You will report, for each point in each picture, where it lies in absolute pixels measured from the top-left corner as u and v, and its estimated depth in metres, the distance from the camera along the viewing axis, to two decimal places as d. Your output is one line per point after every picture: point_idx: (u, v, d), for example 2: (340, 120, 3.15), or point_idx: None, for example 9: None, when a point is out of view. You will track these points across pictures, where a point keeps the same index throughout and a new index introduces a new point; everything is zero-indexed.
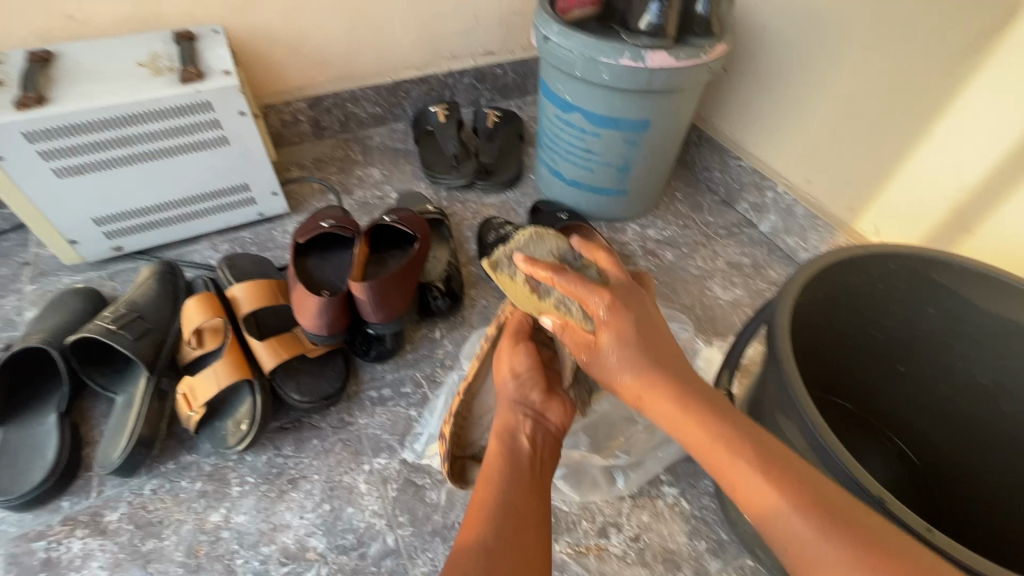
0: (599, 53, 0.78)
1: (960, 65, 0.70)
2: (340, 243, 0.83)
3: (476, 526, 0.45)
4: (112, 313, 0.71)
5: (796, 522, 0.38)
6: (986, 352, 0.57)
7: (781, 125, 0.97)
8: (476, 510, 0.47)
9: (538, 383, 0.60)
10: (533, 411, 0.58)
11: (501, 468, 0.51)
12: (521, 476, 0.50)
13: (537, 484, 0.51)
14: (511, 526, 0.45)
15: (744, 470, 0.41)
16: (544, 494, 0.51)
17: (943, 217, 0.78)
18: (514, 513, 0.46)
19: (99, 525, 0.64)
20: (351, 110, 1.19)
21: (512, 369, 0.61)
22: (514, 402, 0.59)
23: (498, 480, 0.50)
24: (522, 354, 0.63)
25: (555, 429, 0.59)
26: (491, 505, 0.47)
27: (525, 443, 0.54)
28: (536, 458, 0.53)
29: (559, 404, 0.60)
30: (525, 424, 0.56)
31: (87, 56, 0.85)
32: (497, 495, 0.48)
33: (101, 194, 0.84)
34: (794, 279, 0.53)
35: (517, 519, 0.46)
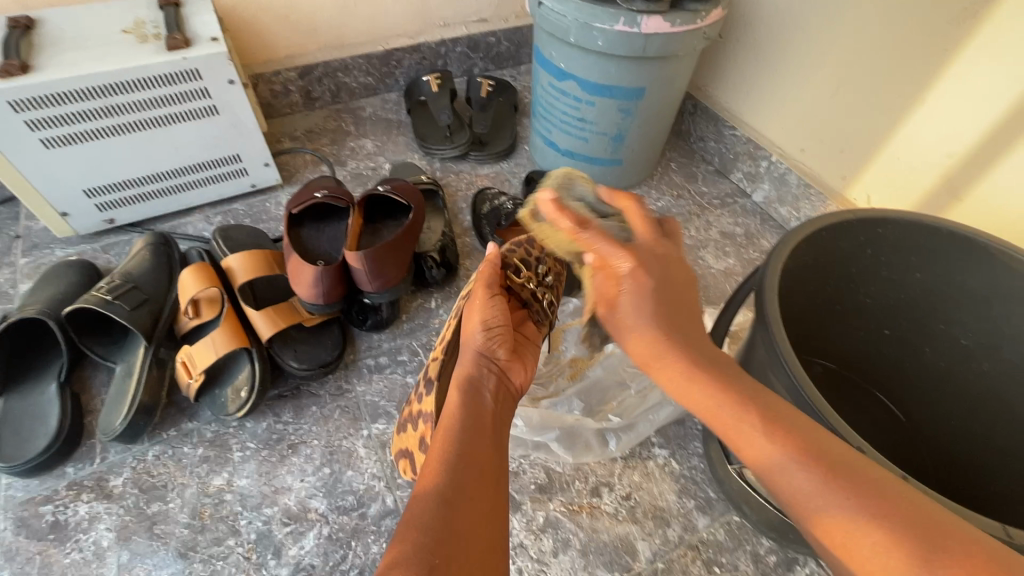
0: (593, 18, 0.77)
1: (955, 30, 0.70)
2: (335, 213, 0.83)
3: (433, 477, 0.42)
4: (107, 284, 0.71)
5: (806, 482, 0.36)
6: (969, 314, 0.58)
7: (776, 93, 0.96)
8: (432, 461, 0.44)
9: (504, 338, 0.58)
10: (496, 365, 0.56)
11: (462, 419, 0.48)
12: (480, 429, 0.48)
13: (494, 438, 0.49)
14: (469, 476, 0.42)
15: (752, 427, 0.40)
16: (501, 446, 0.49)
17: (934, 184, 0.79)
18: (472, 464, 0.43)
19: (104, 489, 0.66)
20: (342, 79, 1.17)
21: (481, 320, 0.58)
22: (481, 354, 0.56)
23: (457, 430, 0.47)
24: (491, 306, 0.59)
25: (515, 389, 0.57)
26: (450, 454, 0.44)
27: (487, 398, 0.52)
28: (496, 413, 0.52)
29: (521, 365, 0.59)
30: (488, 380, 0.54)
31: (70, 22, 0.83)
32: (456, 444, 0.45)
33: (91, 165, 0.83)
34: (784, 242, 0.53)
35: (478, 469, 0.43)
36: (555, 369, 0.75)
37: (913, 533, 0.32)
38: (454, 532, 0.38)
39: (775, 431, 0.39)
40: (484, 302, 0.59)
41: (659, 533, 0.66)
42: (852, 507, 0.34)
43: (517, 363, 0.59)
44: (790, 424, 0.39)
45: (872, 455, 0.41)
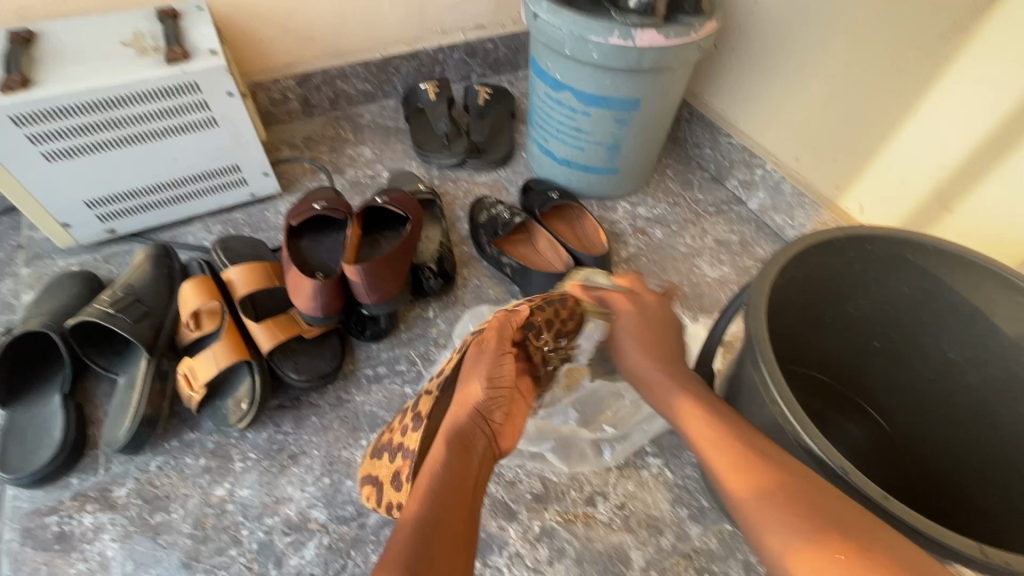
0: (588, 31, 0.77)
1: (946, 44, 0.71)
2: (333, 224, 0.84)
3: (405, 539, 0.44)
4: (109, 297, 0.72)
5: (781, 511, 0.41)
6: (956, 328, 0.59)
7: (771, 102, 0.97)
8: (406, 524, 0.45)
9: (503, 400, 0.58)
10: (490, 428, 0.57)
11: (444, 478, 0.50)
12: (461, 493, 0.49)
13: (474, 503, 0.50)
14: (438, 544, 0.44)
15: (738, 458, 0.46)
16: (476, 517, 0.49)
17: (925, 196, 0.80)
18: (444, 530, 0.45)
19: (108, 500, 0.67)
20: (340, 87, 1.18)
21: (485, 376, 0.58)
22: (476, 412, 0.56)
23: (437, 490, 0.48)
24: (497, 363, 0.60)
25: (501, 450, 0.58)
26: (425, 518, 0.45)
27: (474, 460, 0.53)
28: (478, 481, 0.52)
29: (511, 429, 0.60)
30: (478, 439, 0.55)
31: (70, 34, 0.83)
32: (431, 508, 0.47)
33: (92, 177, 0.84)
34: (774, 260, 0.54)
35: (445, 540, 0.44)
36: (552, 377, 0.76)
37: (844, 543, 0.38)
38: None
39: (744, 462, 0.45)
40: (494, 360, 0.60)
41: (652, 542, 0.67)
42: (804, 530, 0.40)
43: (508, 426, 0.59)
44: (764, 455, 0.45)
45: (854, 475, 0.42)
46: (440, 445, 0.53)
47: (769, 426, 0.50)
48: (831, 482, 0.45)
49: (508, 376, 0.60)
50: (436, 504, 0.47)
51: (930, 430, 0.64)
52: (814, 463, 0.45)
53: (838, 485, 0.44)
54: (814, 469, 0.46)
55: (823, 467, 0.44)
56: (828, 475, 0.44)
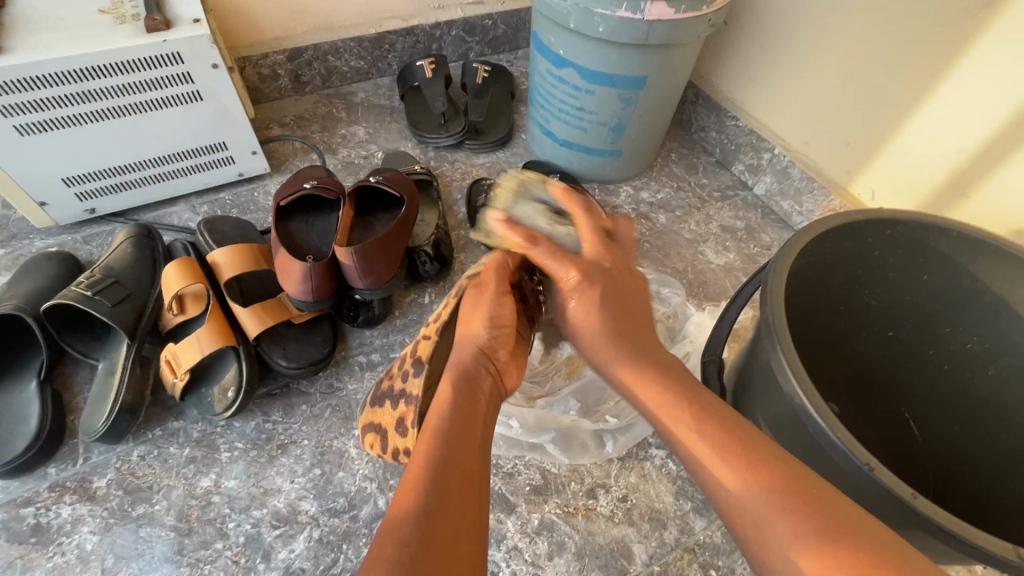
0: (594, 3, 0.73)
1: (969, 20, 0.67)
2: (324, 205, 0.80)
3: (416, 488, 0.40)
4: (88, 279, 0.68)
5: (763, 507, 0.38)
6: (977, 317, 0.57)
7: (781, 83, 0.93)
8: (418, 468, 0.41)
9: (507, 340, 0.56)
10: (493, 368, 0.53)
11: (453, 419, 0.46)
12: (472, 434, 0.46)
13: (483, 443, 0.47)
14: (452, 485, 0.41)
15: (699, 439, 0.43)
16: (487, 450, 0.47)
17: (942, 181, 0.77)
18: (460, 473, 0.41)
19: (87, 491, 0.64)
20: (333, 63, 1.13)
21: (487, 317, 0.55)
22: (478, 354, 0.53)
23: (447, 430, 0.45)
24: (500, 303, 0.56)
25: (506, 390, 0.56)
26: (436, 458, 0.42)
27: (482, 399, 0.50)
28: (488, 417, 0.49)
29: (515, 367, 0.57)
30: (485, 381, 0.52)
31: (43, 0, 0.78)
32: (441, 452, 0.43)
33: (69, 154, 0.80)
34: (792, 243, 0.51)
35: (458, 479, 0.41)
36: (551, 366, 0.73)
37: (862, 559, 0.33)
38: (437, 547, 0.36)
39: (727, 451, 0.41)
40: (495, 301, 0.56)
41: (655, 536, 0.65)
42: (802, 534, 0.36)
43: (514, 365, 0.56)
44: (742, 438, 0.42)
45: (880, 472, 0.40)
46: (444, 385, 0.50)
47: (787, 417, 0.48)
48: (854, 478, 0.42)
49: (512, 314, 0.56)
50: (449, 446, 0.43)
51: (945, 422, 0.62)
52: (836, 457, 0.42)
53: (863, 482, 0.41)
54: (837, 465, 0.43)
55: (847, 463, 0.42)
56: (851, 470, 0.42)
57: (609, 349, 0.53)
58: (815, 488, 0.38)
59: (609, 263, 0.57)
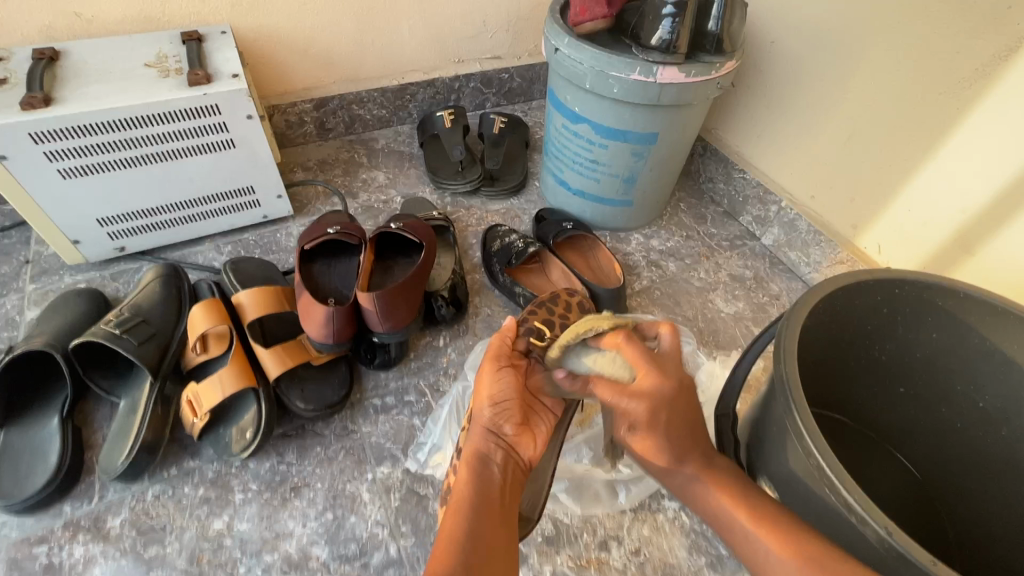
0: (610, 67, 0.78)
1: (966, 89, 0.71)
2: (346, 250, 0.83)
3: (445, 566, 0.42)
4: (116, 317, 0.70)
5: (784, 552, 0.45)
6: (987, 378, 0.58)
7: (786, 140, 0.97)
8: (444, 546, 0.44)
9: (517, 411, 0.58)
10: (504, 444, 0.55)
11: (473, 501, 0.49)
12: (491, 513, 0.48)
13: (505, 523, 0.49)
14: (480, 568, 0.43)
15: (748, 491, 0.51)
16: (511, 527, 0.49)
17: (946, 239, 0.79)
18: (485, 551, 0.44)
19: (101, 530, 0.64)
20: (356, 112, 1.19)
21: (490, 393, 0.57)
22: (487, 431, 0.56)
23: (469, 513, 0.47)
24: (500, 377, 0.59)
25: (524, 463, 0.57)
26: (461, 540, 0.44)
27: (495, 477, 0.52)
28: (504, 494, 0.51)
29: (530, 438, 0.58)
30: (495, 459, 0.54)
31: (94, 54, 0.84)
32: (466, 534, 0.45)
33: (106, 195, 0.84)
34: (802, 302, 0.53)
35: (484, 556, 0.44)
36: None
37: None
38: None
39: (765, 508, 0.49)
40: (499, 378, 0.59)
41: None
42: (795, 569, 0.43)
43: (526, 435, 0.58)
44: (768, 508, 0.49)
45: (898, 536, 0.40)
46: (463, 467, 0.52)
47: (802, 476, 0.48)
48: (871, 541, 0.42)
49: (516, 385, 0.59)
50: (471, 527, 0.46)
51: (961, 483, 0.62)
52: (853, 520, 0.43)
53: (880, 547, 0.41)
54: (853, 527, 0.43)
55: (864, 526, 0.42)
56: (867, 534, 0.42)
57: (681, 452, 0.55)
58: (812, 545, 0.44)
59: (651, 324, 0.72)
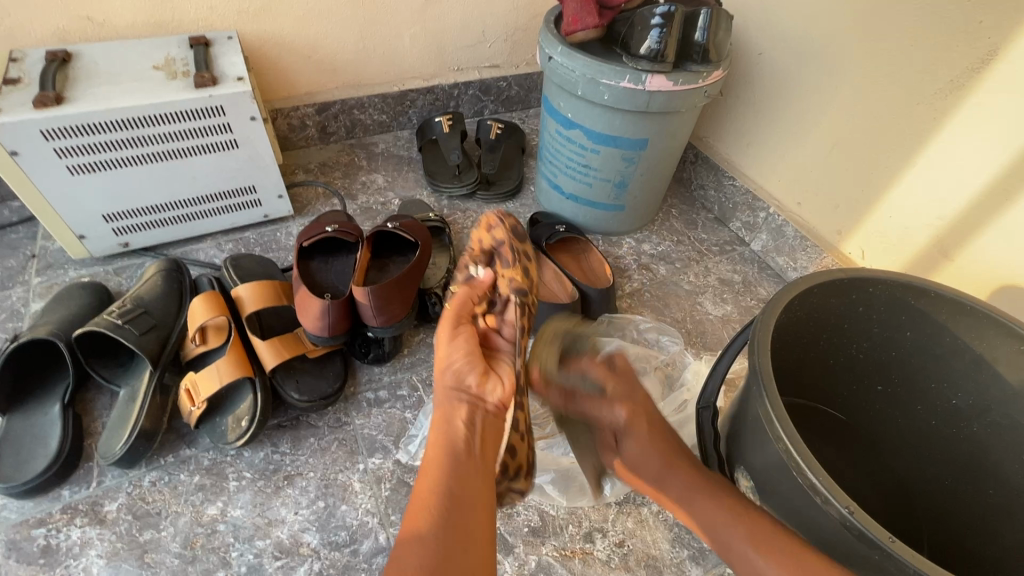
0: (601, 74, 0.81)
1: (942, 100, 0.74)
2: (343, 248, 0.85)
3: (421, 517, 0.47)
4: (118, 308, 0.73)
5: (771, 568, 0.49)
6: (960, 375, 0.60)
7: (774, 148, 1.00)
8: (419, 498, 0.48)
9: (475, 361, 0.59)
10: (469, 395, 0.57)
11: (446, 453, 0.52)
12: (459, 465, 0.51)
13: (482, 468, 0.52)
14: (443, 520, 0.46)
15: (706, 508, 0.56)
16: (479, 472, 0.52)
17: (925, 244, 0.82)
18: (446, 503, 0.48)
19: (98, 514, 0.66)
20: (357, 117, 1.22)
21: (444, 354, 0.59)
22: (451, 388, 0.57)
23: (442, 465, 0.51)
24: (455, 339, 0.60)
25: (504, 404, 0.58)
26: (434, 492, 0.49)
27: (467, 425, 0.55)
28: (472, 442, 0.53)
29: (499, 380, 0.59)
30: (460, 411, 0.56)
31: (104, 57, 0.87)
32: (432, 490, 0.49)
33: (112, 192, 0.86)
34: (779, 298, 0.55)
35: (445, 507, 0.47)
36: (551, 409, 0.75)
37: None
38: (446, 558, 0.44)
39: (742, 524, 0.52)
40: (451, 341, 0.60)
41: None
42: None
43: (490, 379, 0.59)
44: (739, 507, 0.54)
45: (858, 515, 0.43)
46: (435, 424, 0.55)
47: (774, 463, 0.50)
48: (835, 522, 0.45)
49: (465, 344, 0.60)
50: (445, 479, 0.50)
51: (936, 476, 0.64)
52: (819, 502, 0.45)
53: (842, 526, 0.44)
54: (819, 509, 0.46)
55: (828, 507, 0.44)
56: (832, 516, 0.44)
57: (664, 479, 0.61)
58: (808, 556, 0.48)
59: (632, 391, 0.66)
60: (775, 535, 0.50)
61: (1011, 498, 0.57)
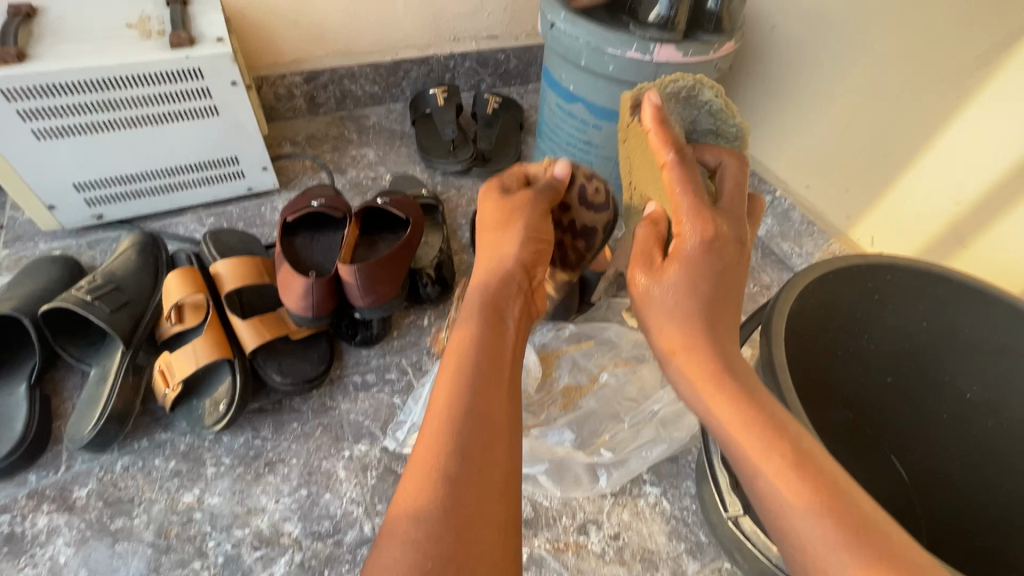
0: (606, 43, 0.76)
1: (968, 78, 0.70)
2: (331, 223, 0.81)
3: (443, 430, 0.42)
4: (88, 283, 0.68)
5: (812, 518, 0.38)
6: (976, 369, 0.58)
7: (783, 129, 0.96)
8: (440, 409, 0.43)
9: (514, 241, 0.57)
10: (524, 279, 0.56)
11: (479, 354, 0.47)
12: (491, 367, 0.47)
13: (508, 381, 0.47)
14: (478, 427, 0.42)
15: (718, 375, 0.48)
16: (512, 381, 0.48)
17: (939, 232, 0.78)
18: (486, 410, 0.43)
19: (66, 501, 0.63)
20: (347, 87, 1.16)
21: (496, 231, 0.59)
22: (505, 267, 0.56)
23: (472, 372, 0.45)
24: (489, 214, 0.61)
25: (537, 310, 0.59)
26: (454, 407, 0.43)
27: (507, 326, 0.52)
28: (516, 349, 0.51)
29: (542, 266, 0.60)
30: (510, 302, 0.54)
31: (73, 13, 0.81)
32: (467, 391, 0.44)
33: (83, 160, 0.81)
34: (791, 286, 0.52)
35: (481, 414, 0.43)
36: (547, 397, 0.73)
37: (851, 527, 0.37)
38: (473, 489, 0.39)
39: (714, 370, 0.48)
40: (495, 223, 0.60)
41: None
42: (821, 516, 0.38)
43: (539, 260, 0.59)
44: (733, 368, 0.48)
45: None
46: (460, 332, 0.51)
47: None
48: None
49: (510, 216, 0.59)
50: (471, 388, 0.44)
51: (941, 473, 0.62)
52: None
53: None
54: None
55: None
56: None
57: (688, 335, 0.50)
58: (838, 494, 0.39)
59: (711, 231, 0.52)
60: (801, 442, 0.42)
61: None
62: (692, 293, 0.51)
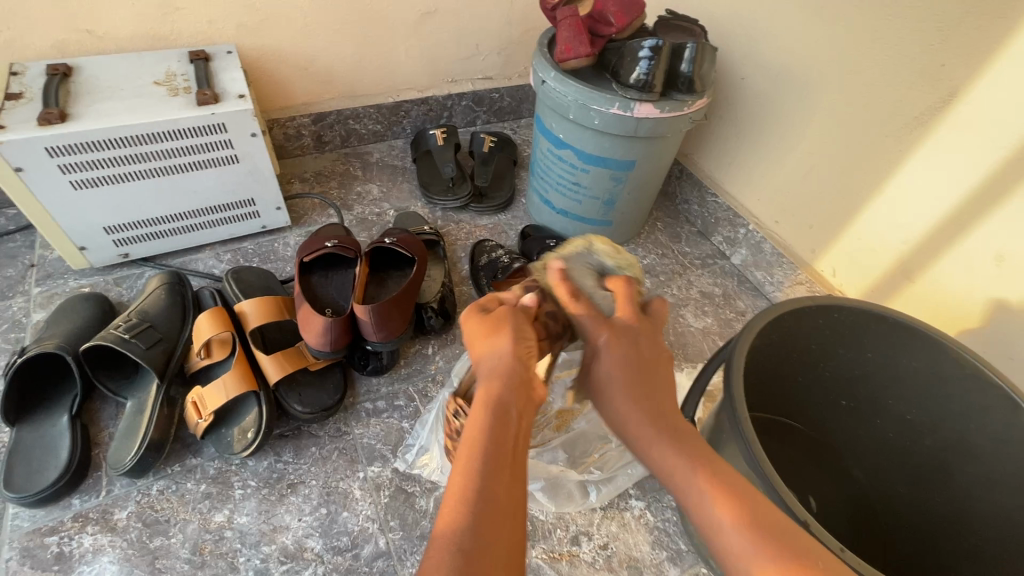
0: (591, 101, 0.85)
1: (908, 134, 0.80)
2: (342, 262, 0.88)
3: (458, 515, 0.43)
4: (124, 323, 0.75)
5: None
6: (914, 394, 0.66)
7: (753, 169, 1.05)
8: (452, 501, 0.44)
9: (509, 334, 0.54)
10: (526, 370, 0.53)
11: (485, 447, 0.47)
12: (503, 460, 0.46)
13: (522, 469, 0.47)
14: (491, 524, 0.43)
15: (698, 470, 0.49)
16: (522, 475, 0.47)
17: (890, 266, 0.88)
18: (496, 501, 0.44)
19: (108, 522, 0.69)
20: (352, 126, 1.24)
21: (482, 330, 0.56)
22: (501, 361, 0.53)
23: (478, 471, 0.45)
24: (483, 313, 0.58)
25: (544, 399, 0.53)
26: (469, 498, 0.43)
27: (512, 421, 0.49)
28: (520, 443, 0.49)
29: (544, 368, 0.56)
30: (515, 393, 0.51)
31: (105, 71, 0.89)
32: (478, 480, 0.44)
33: (114, 205, 0.88)
34: (751, 326, 0.60)
35: (493, 509, 0.43)
36: (543, 419, 0.77)
37: None
38: (484, 572, 0.40)
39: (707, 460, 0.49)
40: (484, 331, 0.56)
41: None
42: None
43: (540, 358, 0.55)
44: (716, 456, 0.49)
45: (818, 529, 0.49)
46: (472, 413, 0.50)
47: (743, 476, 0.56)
48: None
49: (493, 316, 0.56)
50: (479, 479, 0.44)
51: (888, 484, 0.70)
52: None
53: None
54: None
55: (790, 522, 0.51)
56: None
57: (651, 438, 0.51)
58: None
59: (639, 328, 0.57)
60: (790, 536, 0.43)
61: (961, 504, 0.63)
62: (632, 384, 0.53)
